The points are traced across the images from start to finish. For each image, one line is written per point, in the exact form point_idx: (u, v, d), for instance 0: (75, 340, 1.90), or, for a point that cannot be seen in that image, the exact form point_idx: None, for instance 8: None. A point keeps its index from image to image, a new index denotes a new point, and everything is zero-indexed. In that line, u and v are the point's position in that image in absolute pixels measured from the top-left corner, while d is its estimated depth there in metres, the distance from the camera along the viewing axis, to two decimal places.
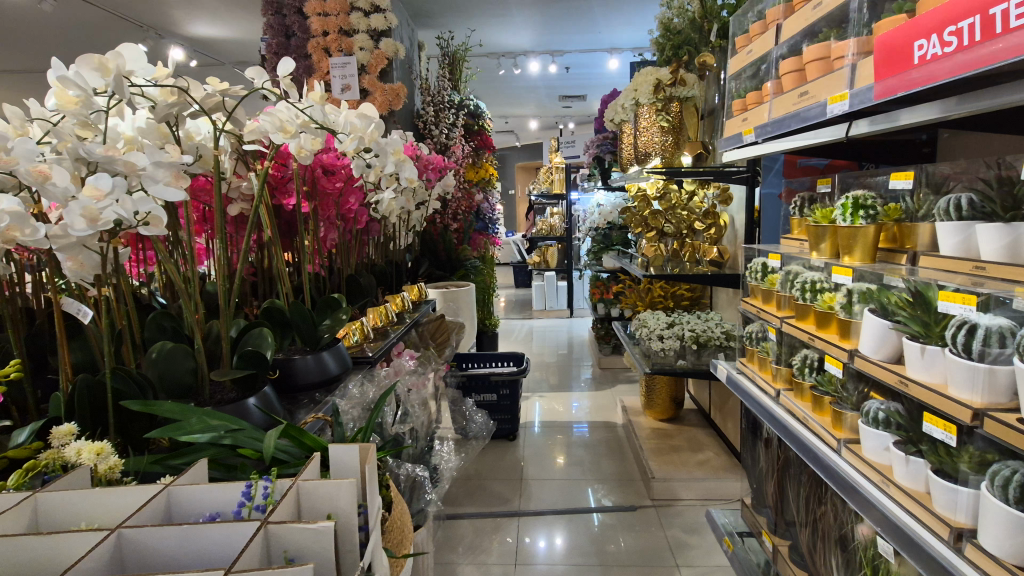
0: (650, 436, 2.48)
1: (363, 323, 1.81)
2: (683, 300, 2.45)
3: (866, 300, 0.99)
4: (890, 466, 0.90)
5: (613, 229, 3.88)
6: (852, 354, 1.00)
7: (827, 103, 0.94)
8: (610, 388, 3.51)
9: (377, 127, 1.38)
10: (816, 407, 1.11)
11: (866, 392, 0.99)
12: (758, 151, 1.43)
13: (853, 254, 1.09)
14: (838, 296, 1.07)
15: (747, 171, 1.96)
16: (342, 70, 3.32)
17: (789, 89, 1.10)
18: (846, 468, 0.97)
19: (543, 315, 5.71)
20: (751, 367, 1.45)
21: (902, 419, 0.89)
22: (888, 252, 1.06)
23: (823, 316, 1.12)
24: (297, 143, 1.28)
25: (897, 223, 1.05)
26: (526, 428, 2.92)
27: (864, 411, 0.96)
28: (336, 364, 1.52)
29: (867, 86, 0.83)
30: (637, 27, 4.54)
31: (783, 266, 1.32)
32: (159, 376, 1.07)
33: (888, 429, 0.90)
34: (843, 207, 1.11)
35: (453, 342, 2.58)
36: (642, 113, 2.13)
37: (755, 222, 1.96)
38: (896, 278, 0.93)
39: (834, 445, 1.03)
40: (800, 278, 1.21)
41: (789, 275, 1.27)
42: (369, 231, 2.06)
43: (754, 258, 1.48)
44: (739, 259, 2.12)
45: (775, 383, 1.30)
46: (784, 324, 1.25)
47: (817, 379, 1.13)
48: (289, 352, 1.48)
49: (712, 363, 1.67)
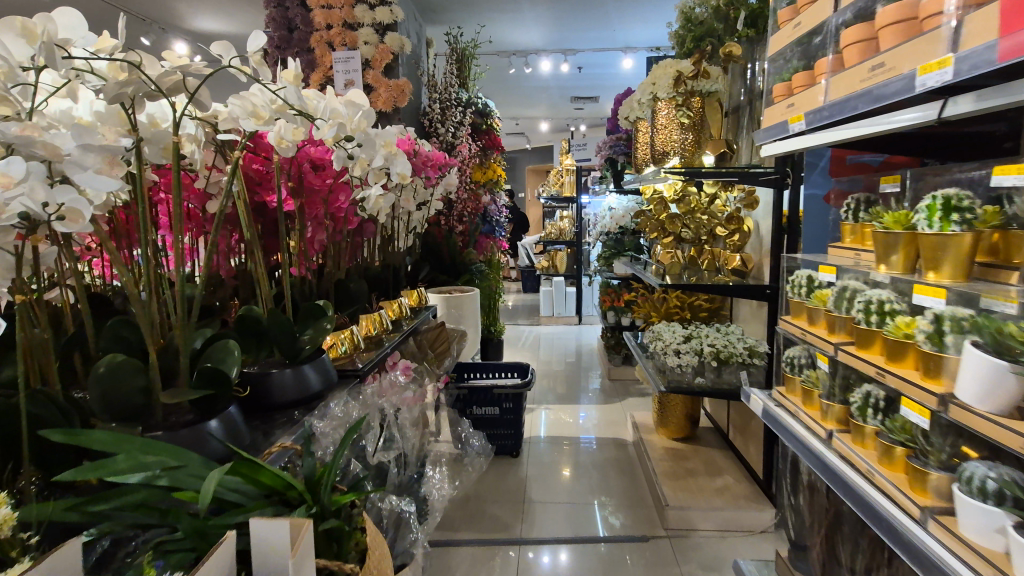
0: (663, 457, 2.30)
1: (354, 332, 1.65)
2: (700, 312, 2.29)
3: (964, 333, 0.87)
4: (1000, 552, 0.77)
5: (626, 234, 3.72)
6: (944, 401, 0.88)
7: (916, 74, 0.81)
8: (620, 401, 3.34)
9: (365, 116, 1.23)
10: (888, 461, 1.01)
11: (961, 450, 0.89)
12: (799, 146, 1.29)
13: (941, 270, 0.97)
14: (922, 319, 0.95)
15: (776, 173, 1.79)
16: (345, 64, 3.20)
17: (857, 64, 0.99)
18: (935, 545, 0.84)
19: (550, 321, 5.54)
20: (793, 399, 1.35)
21: (1020, 494, 0.77)
22: (986, 267, 0.95)
23: (895, 346, 1.01)
24: (276, 132, 1.14)
25: (997, 231, 0.93)
26: (531, 443, 2.75)
27: (961, 475, 0.85)
28: (319, 379, 1.39)
29: (980, 47, 0.70)
30: (653, 25, 4.39)
31: (837, 281, 1.22)
32: (103, 396, 0.92)
33: (1002, 506, 0.78)
34: (930, 210, 0.98)
35: (453, 352, 2.42)
36: (660, 109, 1.97)
37: (782, 229, 1.83)
38: (1007, 303, 0.83)
39: (915, 515, 0.90)
40: (860, 297, 1.12)
41: (847, 290, 1.17)
42: (364, 232, 1.91)
43: (797, 271, 1.39)
44: (764, 268, 1.96)
45: (827, 425, 1.19)
46: (840, 351, 1.15)
47: (884, 423, 1.04)
48: (266, 365, 1.36)
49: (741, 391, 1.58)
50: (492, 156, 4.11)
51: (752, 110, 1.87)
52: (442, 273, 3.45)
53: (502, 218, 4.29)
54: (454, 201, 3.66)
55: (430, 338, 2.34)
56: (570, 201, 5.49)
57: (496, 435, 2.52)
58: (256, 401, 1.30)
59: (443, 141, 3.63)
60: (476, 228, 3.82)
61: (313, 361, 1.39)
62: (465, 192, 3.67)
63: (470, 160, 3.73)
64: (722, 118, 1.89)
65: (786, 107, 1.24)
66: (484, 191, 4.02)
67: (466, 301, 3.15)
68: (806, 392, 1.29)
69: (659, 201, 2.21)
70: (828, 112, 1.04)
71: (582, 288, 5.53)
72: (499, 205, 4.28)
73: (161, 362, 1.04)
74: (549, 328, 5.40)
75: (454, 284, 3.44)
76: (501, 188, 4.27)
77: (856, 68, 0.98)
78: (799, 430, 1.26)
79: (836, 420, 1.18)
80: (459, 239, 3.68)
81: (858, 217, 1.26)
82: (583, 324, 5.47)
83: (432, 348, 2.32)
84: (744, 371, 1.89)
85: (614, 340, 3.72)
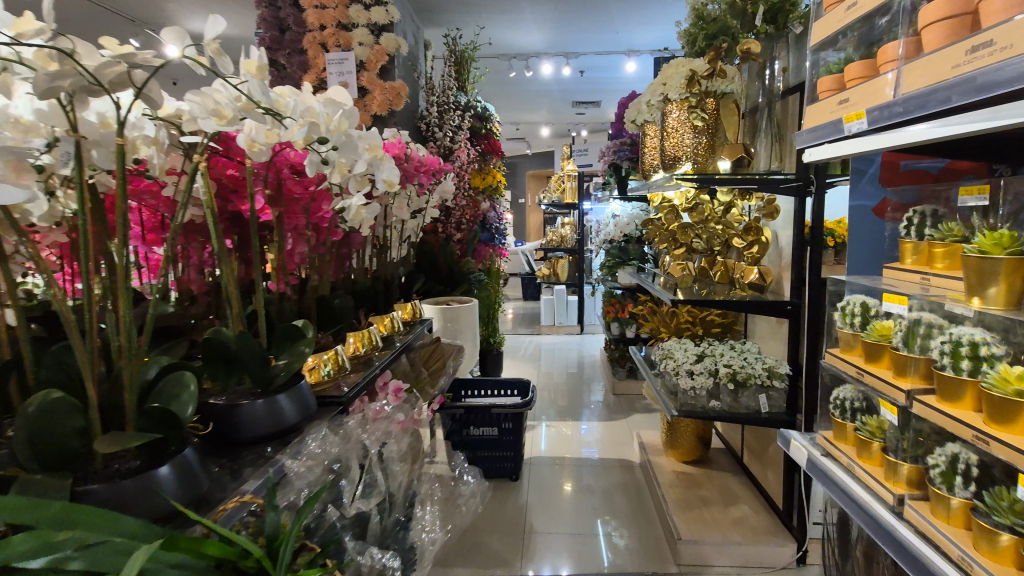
0: (673, 483, 2.15)
1: (338, 353, 1.51)
2: (712, 328, 2.14)
3: None
4: None
5: (630, 243, 3.58)
6: None
7: None
8: (625, 418, 3.19)
9: (346, 117, 1.10)
10: (985, 546, 0.88)
11: None
12: (832, 153, 1.17)
13: None
14: None
15: (798, 180, 1.67)
16: (339, 66, 3.07)
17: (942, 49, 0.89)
18: None
19: (551, 331, 5.40)
20: (853, 456, 1.25)
21: None
22: None
23: (998, 408, 0.86)
24: (245, 135, 1.00)
25: None
26: (532, 464, 2.61)
27: None
28: (296, 411, 1.26)
29: None
30: (658, 28, 4.27)
31: (911, 312, 1.09)
32: (29, 441, 0.77)
33: None
34: None
35: (449, 370, 2.26)
36: (670, 111, 1.84)
37: (806, 240, 1.70)
38: None
39: None
40: (946, 337, 1.00)
41: (923, 328, 1.05)
42: (352, 243, 1.78)
43: (854, 295, 1.29)
44: (784, 282, 1.81)
45: (900, 491, 1.09)
46: (916, 402, 1.04)
47: (979, 496, 0.93)
48: (236, 395, 1.22)
49: (785, 436, 1.49)
50: (492, 162, 3.98)
51: (770, 112, 1.74)
52: (438, 283, 3.31)
53: (502, 225, 4.15)
54: (451, 208, 3.52)
55: (424, 355, 2.20)
56: (571, 207, 5.35)
57: (496, 458, 2.37)
58: (224, 435, 1.17)
59: (440, 145, 3.50)
60: (474, 235, 3.68)
61: (290, 390, 1.26)
62: (463, 199, 3.53)
63: (468, 165, 3.59)
64: (739, 120, 1.76)
65: (839, 104, 1.17)
66: (483, 198, 3.89)
67: (466, 313, 3.03)
68: (863, 443, 1.22)
69: (669, 210, 2.07)
70: (903, 107, 0.94)
71: (584, 297, 5.39)
72: (499, 212, 4.14)
73: (105, 399, 0.89)
74: (550, 338, 5.25)
75: (451, 296, 3.30)
76: (500, 194, 4.13)
77: (943, 53, 0.88)
78: (862, 492, 1.17)
79: (908, 484, 1.09)
80: (457, 247, 3.54)
81: (921, 235, 1.14)
82: (585, 334, 5.32)
83: (427, 366, 2.17)
84: (763, 395, 1.75)
85: (618, 353, 3.57)
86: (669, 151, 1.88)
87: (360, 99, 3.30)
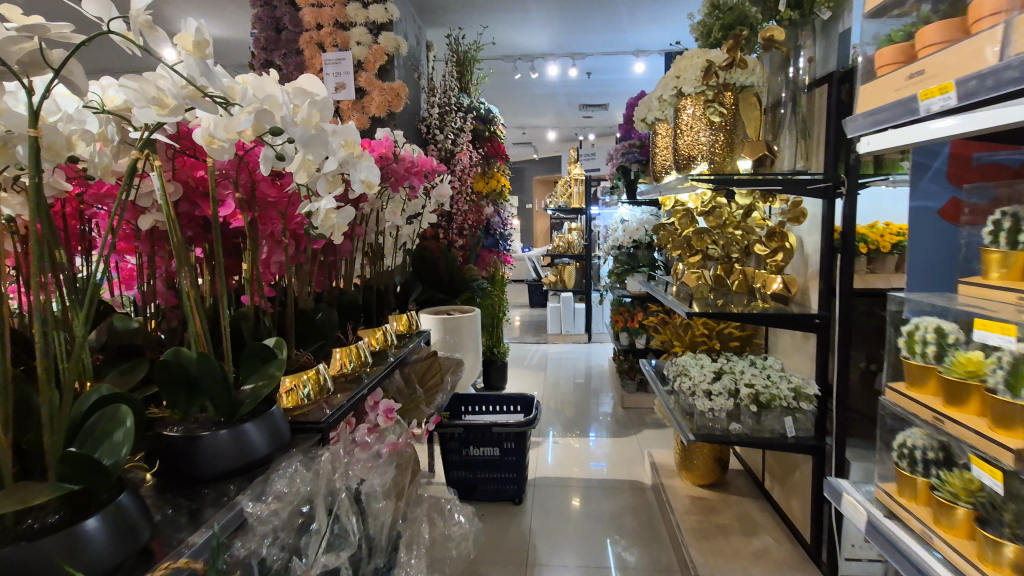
0: (688, 509, 1.99)
1: (320, 372, 1.37)
2: (731, 341, 1.98)
3: None
4: None
5: (640, 249, 3.42)
6: None
7: None
8: (635, 434, 3.02)
9: (318, 109, 0.97)
10: None
11: None
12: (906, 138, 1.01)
13: None
14: None
15: (826, 181, 1.52)
16: (335, 66, 2.95)
17: None
18: None
19: (558, 339, 5.23)
20: (929, 524, 1.04)
21: None
22: None
23: None
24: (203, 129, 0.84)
25: None
26: (537, 485, 2.44)
27: None
28: (265, 442, 1.11)
29: None
30: (667, 27, 4.12)
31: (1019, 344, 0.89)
32: None
33: None
34: None
35: (447, 385, 2.11)
36: (684, 107, 1.70)
37: (835, 247, 1.54)
38: None
39: None
40: None
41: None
42: (339, 251, 1.64)
43: (929, 319, 1.10)
44: (810, 293, 1.66)
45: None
46: None
47: None
48: (198, 426, 1.08)
49: (837, 490, 1.28)
50: (495, 165, 3.84)
51: (795, 107, 1.58)
52: (438, 292, 3.17)
53: (507, 230, 4.01)
54: (452, 212, 3.38)
55: (420, 369, 2.05)
56: (579, 212, 5.20)
57: (498, 480, 2.22)
58: (178, 470, 1.03)
59: (440, 148, 3.35)
60: (477, 242, 3.55)
61: (260, 417, 1.12)
62: (466, 203, 3.39)
63: (470, 169, 3.46)
64: (760, 116, 1.60)
65: (913, 76, 0.99)
66: (485, 203, 3.76)
67: (470, 323, 2.94)
68: (943, 508, 1.01)
69: (684, 213, 1.92)
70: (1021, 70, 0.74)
71: (592, 304, 5.22)
72: (503, 217, 4.00)
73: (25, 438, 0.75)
74: (557, 347, 5.09)
75: (453, 305, 3.18)
76: (505, 199, 3.99)
77: None
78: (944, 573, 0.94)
79: (1012, 570, 0.87)
80: (459, 254, 3.40)
81: (1016, 242, 0.96)
82: (593, 343, 5.15)
83: (422, 383, 2.02)
84: (789, 417, 1.59)
85: (628, 364, 3.40)
86: (681, 150, 1.73)
87: (358, 100, 3.17)
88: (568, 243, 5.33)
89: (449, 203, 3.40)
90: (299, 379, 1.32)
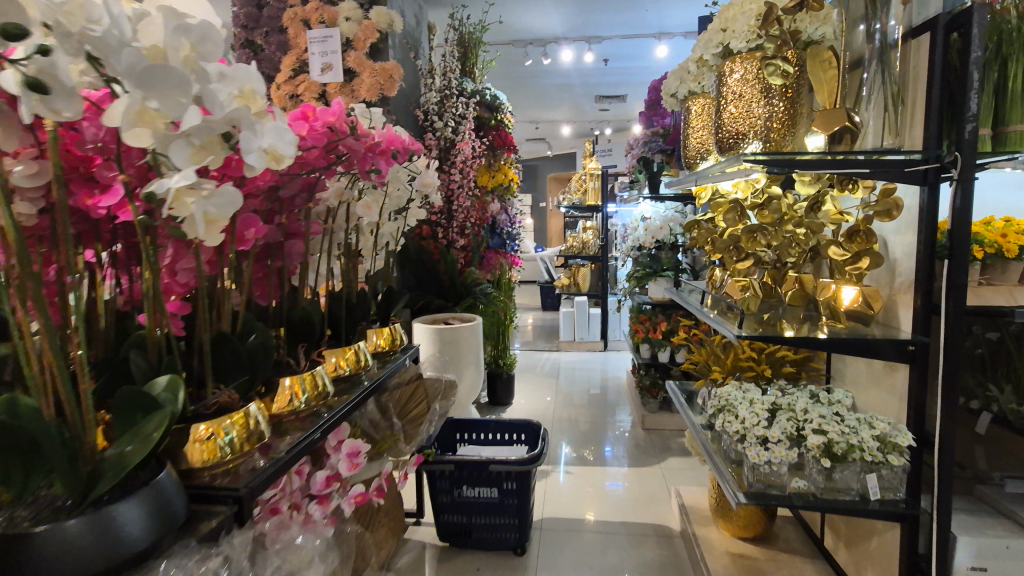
0: (730, 572, 1.61)
1: (252, 413, 1.03)
2: (783, 367, 1.60)
3: None
4: None
5: (663, 250, 3.04)
6: None
7: None
8: (658, 462, 2.64)
9: (200, 38, 0.63)
10: None
11: None
12: None
13: None
14: None
15: (927, 161, 1.14)
16: (320, 44, 2.60)
17: None
18: None
19: (571, 347, 4.85)
20: None
21: None
22: None
23: None
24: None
25: None
26: (544, 530, 2.07)
27: None
28: (142, 532, 0.75)
29: None
30: (694, 5, 3.71)
31: None
32: None
33: None
34: None
35: (436, 414, 1.76)
36: (730, 71, 1.33)
37: (939, 251, 1.16)
38: None
39: None
40: None
41: None
42: (290, 254, 1.30)
43: None
44: (898, 309, 1.28)
45: None
46: None
47: None
48: (40, 516, 0.72)
49: None
50: (502, 156, 3.46)
51: (885, 68, 1.20)
52: (434, 295, 2.96)
53: (517, 228, 3.64)
54: (451, 209, 3.03)
55: (403, 397, 1.69)
56: (594, 210, 4.80)
57: (497, 526, 1.86)
58: None
59: (438, 137, 2.96)
60: (481, 242, 3.20)
61: (147, 487, 0.78)
62: (468, 199, 3.04)
63: (473, 161, 3.09)
64: (838, 77, 1.20)
65: None
66: (491, 198, 3.41)
67: (472, 335, 2.62)
68: None
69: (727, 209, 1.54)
70: None
71: (608, 310, 4.82)
72: (512, 213, 3.63)
73: None
74: (570, 355, 4.69)
75: (454, 312, 2.86)
76: (513, 194, 3.62)
77: None
78: None
79: None
80: (459, 256, 3.06)
81: None
82: (609, 351, 4.75)
83: (401, 416, 1.66)
84: (872, 475, 1.21)
85: (649, 380, 3.01)
86: (725, 126, 1.36)
87: (347, 84, 2.82)
88: (583, 242, 4.94)
89: (448, 199, 3.04)
90: (218, 425, 0.97)
